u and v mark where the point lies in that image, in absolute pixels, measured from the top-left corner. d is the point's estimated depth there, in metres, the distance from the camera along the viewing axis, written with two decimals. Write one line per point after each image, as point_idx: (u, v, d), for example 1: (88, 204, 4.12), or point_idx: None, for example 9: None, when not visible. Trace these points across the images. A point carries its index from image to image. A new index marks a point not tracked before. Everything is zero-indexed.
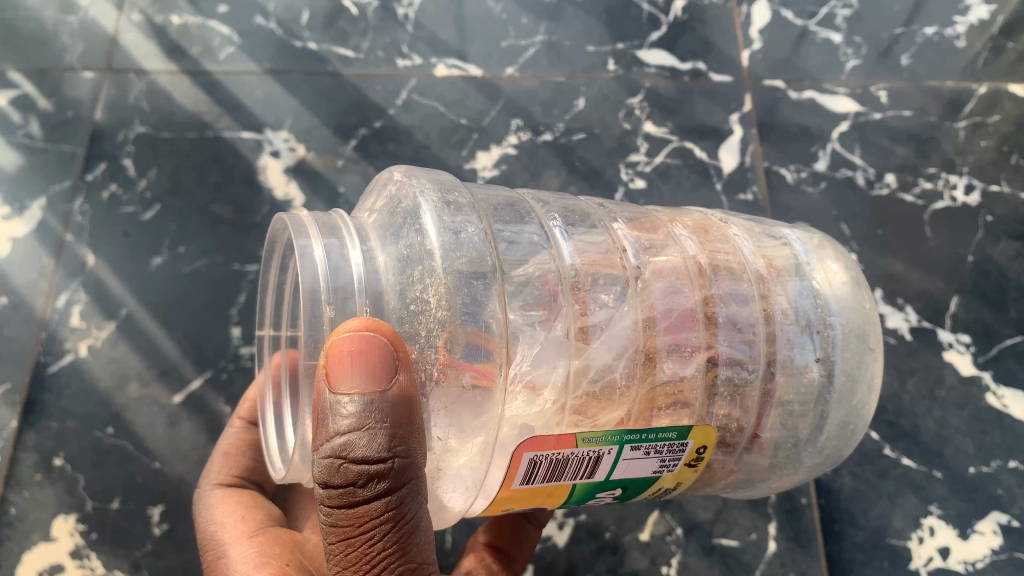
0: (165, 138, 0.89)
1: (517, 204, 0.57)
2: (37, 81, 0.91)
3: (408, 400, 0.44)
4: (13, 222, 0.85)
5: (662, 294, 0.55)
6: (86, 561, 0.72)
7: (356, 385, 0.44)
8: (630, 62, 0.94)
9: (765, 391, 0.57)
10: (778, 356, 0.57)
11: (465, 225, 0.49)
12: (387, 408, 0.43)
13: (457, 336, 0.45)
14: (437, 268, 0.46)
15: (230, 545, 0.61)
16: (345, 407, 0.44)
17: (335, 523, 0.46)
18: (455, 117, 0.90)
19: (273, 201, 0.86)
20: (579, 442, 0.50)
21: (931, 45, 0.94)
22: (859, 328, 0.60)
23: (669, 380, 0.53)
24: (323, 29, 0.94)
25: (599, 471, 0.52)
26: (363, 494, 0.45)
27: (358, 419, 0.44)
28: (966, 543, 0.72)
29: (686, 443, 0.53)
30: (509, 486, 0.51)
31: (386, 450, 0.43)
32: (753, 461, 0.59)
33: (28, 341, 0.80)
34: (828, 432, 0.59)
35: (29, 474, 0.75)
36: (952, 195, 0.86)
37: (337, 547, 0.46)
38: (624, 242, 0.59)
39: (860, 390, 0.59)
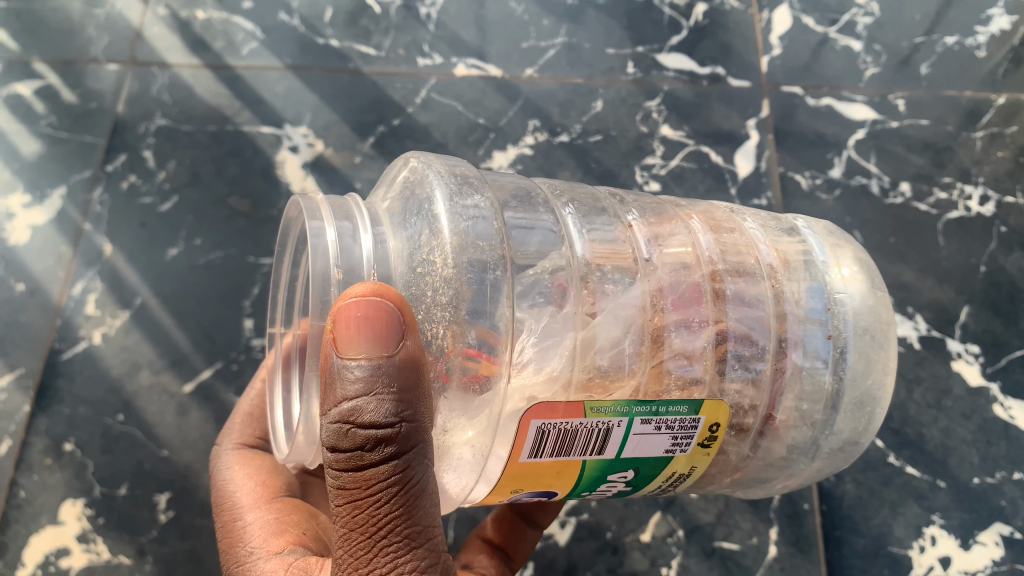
0: (184, 130, 0.90)
1: (528, 194, 0.56)
2: (61, 71, 0.92)
3: (416, 363, 0.42)
4: (32, 210, 0.86)
5: (671, 279, 0.55)
6: (92, 546, 0.73)
7: (363, 346, 0.42)
8: (650, 65, 0.94)
9: (776, 369, 0.55)
10: (788, 334, 0.56)
11: (474, 200, 0.49)
12: (394, 372, 0.42)
13: (456, 305, 0.45)
14: (441, 240, 0.47)
15: (246, 509, 0.60)
16: (351, 372, 0.42)
17: (341, 486, 0.44)
18: (472, 116, 0.91)
19: (289, 195, 0.87)
20: (586, 412, 0.48)
21: (950, 55, 0.94)
22: (873, 310, 0.59)
23: (677, 354, 0.52)
24: (346, 27, 0.95)
25: (610, 446, 0.50)
26: (370, 458, 0.43)
27: (364, 384, 0.42)
28: (968, 553, 0.73)
29: (698, 418, 0.51)
30: (516, 459, 0.49)
31: (394, 413, 0.42)
32: (768, 448, 0.56)
33: (42, 327, 0.81)
34: (847, 414, 0.56)
35: (39, 458, 0.76)
36: (967, 205, 0.87)
37: (342, 514, 0.44)
38: (635, 232, 0.58)
39: (877, 373, 0.57)
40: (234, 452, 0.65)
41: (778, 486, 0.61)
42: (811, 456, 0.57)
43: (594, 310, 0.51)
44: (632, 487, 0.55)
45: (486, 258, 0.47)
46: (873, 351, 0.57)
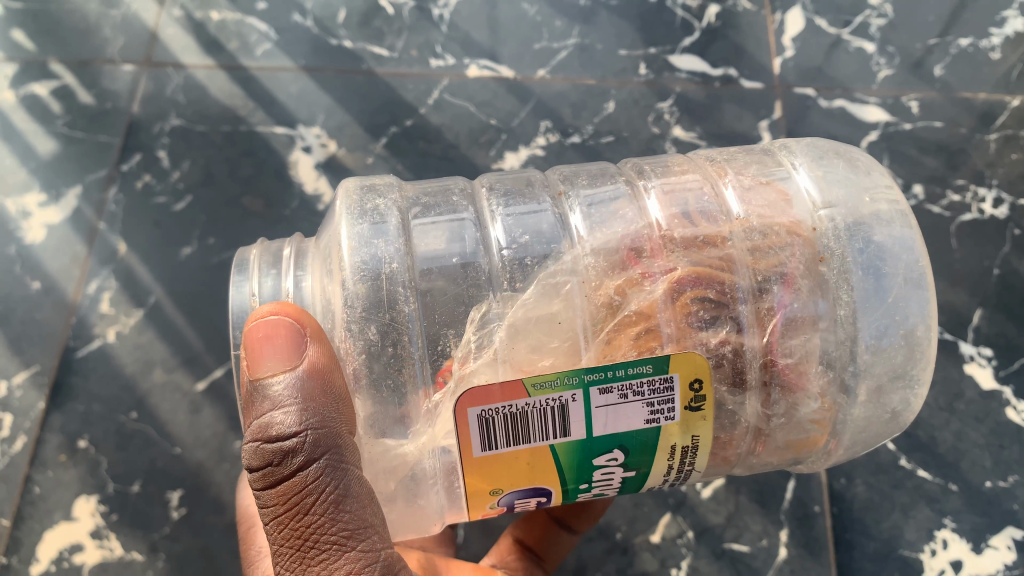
0: (198, 130, 0.90)
1: (452, 197, 0.55)
2: (78, 72, 0.92)
3: (320, 372, 0.46)
4: (48, 209, 0.87)
5: (617, 243, 0.51)
6: (105, 542, 0.74)
7: (269, 365, 0.46)
8: (662, 66, 0.94)
9: (765, 313, 0.49)
10: (767, 270, 0.49)
11: (376, 229, 0.50)
12: (299, 382, 0.45)
13: (355, 302, 0.47)
14: (340, 246, 0.49)
15: (262, 514, 0.62)
16: (260, 392, 0.46)
17: (264, 508, 0.45)
18: (484, 117, 0.91)
19: (302, 195, 0.87)
20: (528, 390, 0.45)
21: (964, 57, 0.94)
22: (862, 214, 0.51)
23: (631, 313, 0.48)
24: (359, 28, 0.95)
25: (575, 425, 0.46)
26: (284, 471, 0.44)
27: (273, 400, 0.45)
28: (979, 557, 0.73)
29: (669, 377, 0.45)
30: (470, 453, 0.46)
31: (298, 420, 0.44)
32: (787, 399, 0.49)
33: (57, 325, 0.81)
34: (872, 335, 0.48)
35: (54, 455, 0.77)
36: (980, 208, 0.86)
37: (272, 533, 0.45)
38: (576, 202, 0.54)
39: (893, 283, 0.49)
40: (249, 473, 0.66)
41: (834, 446, 0.52)
42: (846, 398, 0.50)
43: (524, 289, 0.49)
44: (636, 485, 0.50)
45: (382, 254, 0.49)
46: (873, 259, 0.49)
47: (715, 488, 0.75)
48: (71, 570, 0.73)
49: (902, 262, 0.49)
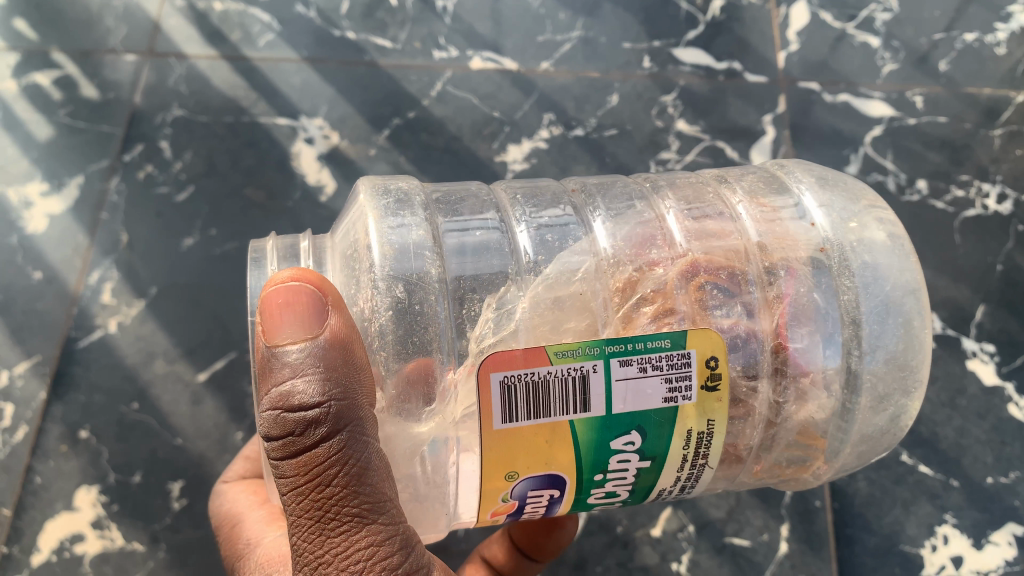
0: (201, 121, 0.90)
1: (471, 197, 0.55)
2: (80, 62, 0.92)
3: (343, 343, 0.43)
4: (50, 199, 0.87)
5: (628, 240, 0.52)
6: (107, 532, 0.74)
7: (286, 334, 0.43)
8: (666, 60, 0.94)
9: (774, 300, 0.49)
10: (775, 263, 0.50)
11: (403, 211, 0.50)
12: (320, 352, 0.43)
13: (381, 266, 0.46)
14: (366, 225, 0.49)
15: (246, 511, 0.63)
16: (278, 359, 0.43)
17: (283, 477, 0.44)
18: (487, 110, 0.91)
19: (305, 187, 0.87)
20: (551, 357, 0.43)
21: (969, 52, 0.93)
22: (863, 219, 0.52)
23: (646, 294, 0.48)
24: (362, 19, 0.95)
25: (595, 399, 0.43)
26: (305, 442, 0.43)
27: (292, 369, 0.43)
28: (980, 553, 0.73)
29: (688, 352, 0.44)
30: (489, 428, 0.43)
31: (322, 392, 0.42)
32: (797, 389, 0.48)
33: (58, 315, 0.81)
34: (876, 329, 0.48)
35: (55, 445, 0.77)
36: (984, 204, 0.86)
37: (291, 502, 0.44)
38: (589, 205, 0.55)
39: (895, 282, 0.50)
40: (224, 485, 0.67)
41: (837, 453, 0.51)
42: (852, 392, 0.49)
43: (542, 272, 0.49)
44: (648, 485, 0.48)
45: (409, 231, 0.49)
46: (876, 257, 0.50)
47: None
48: (72, 560, 0.73)
49: (902, 267, 0.51)
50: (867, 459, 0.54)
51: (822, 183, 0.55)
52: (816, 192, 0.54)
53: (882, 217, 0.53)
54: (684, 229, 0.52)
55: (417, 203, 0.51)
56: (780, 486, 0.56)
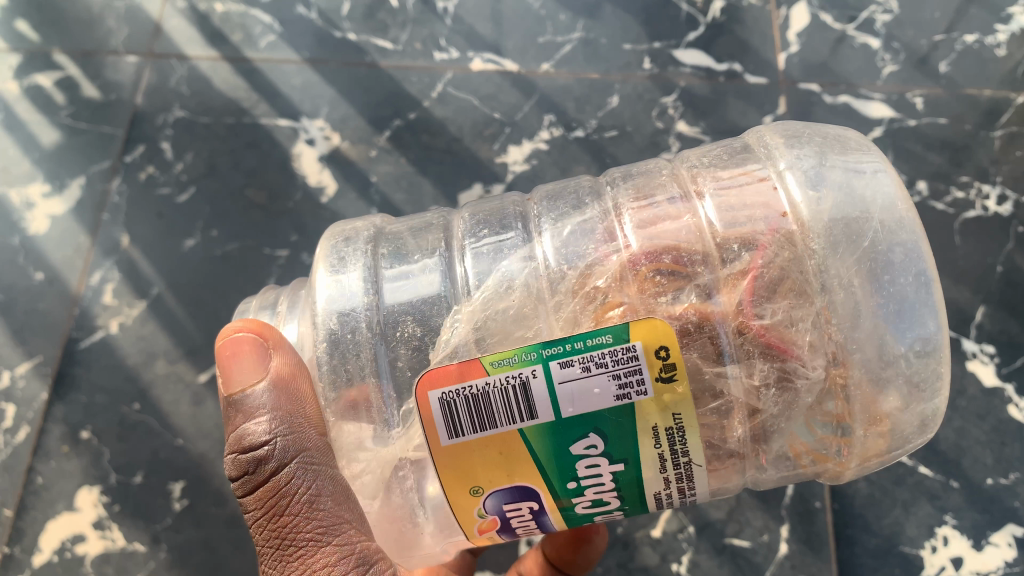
0: (202, 122, 0.90)
1: (429, 223, 0.55)
2: (81, 63, 0.92)
3: (286, 381, 0.48)
4: (52, 200, 0.87)
5: (574, 241, 0.49)
6: (108, 532, 0.74)
7: (241, 383, 0.48)
8: (666, 61, 0.94)
9: (735, 277, 0.44)
10: (726, 238, 0.45)
11: (349, 250, 0.52)
12: (265, 393, 0.47)
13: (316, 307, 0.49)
14: (313, 268, 0.51)
15: None
16: (235, 405, 0.48)
17: (249, 513, 0.48)
18: (488, 111, 0.91)
19: (306, 187, 0.87)
20: (486, 367, 0.42)
21: (970, 53, 0.93)
22: (830, 172, 0.46)
23: (592, 292, 0.45)
24: (363, 20, 0.95)
25: (539, 406, 0.41)
26: (260, 477, 0.47)
27: (246, 412, 0.48)
28: (980, 554, 0.73)
29: (633, 345, 0.40)
30: (438, 443, 0.43)
31: (267, 431, 0.47)
32: (773, 371, 0.43)
33: (60, 316, 0.82)
34: (857, 292, 0.42)
35: (56, 445, 0.77)
36: (984, 205, 0.86)
37: (256, 535, 0.48)
38: (539, 212, 0.53)
39: (871, 232, 0.43)
40: None
41: (851, 433, 0.44)
42: (842, 366, 0.43)
43: (481, 288, 0.48)
44: (637, 489, 0.44)
45: (348, 270, 0.50)
46: (844, 211, 0.44)
47: None
48: (73, 560, 0.73)
49: (879, 211, 0.44)
50: (908, 438, 0.46)
51: (791, 141, 0.49)
52: (783, 149, 0.48)
53: (868, 167, 0.47)
54: (633, 220, 0.48)
55: (364, 240, 0.53)
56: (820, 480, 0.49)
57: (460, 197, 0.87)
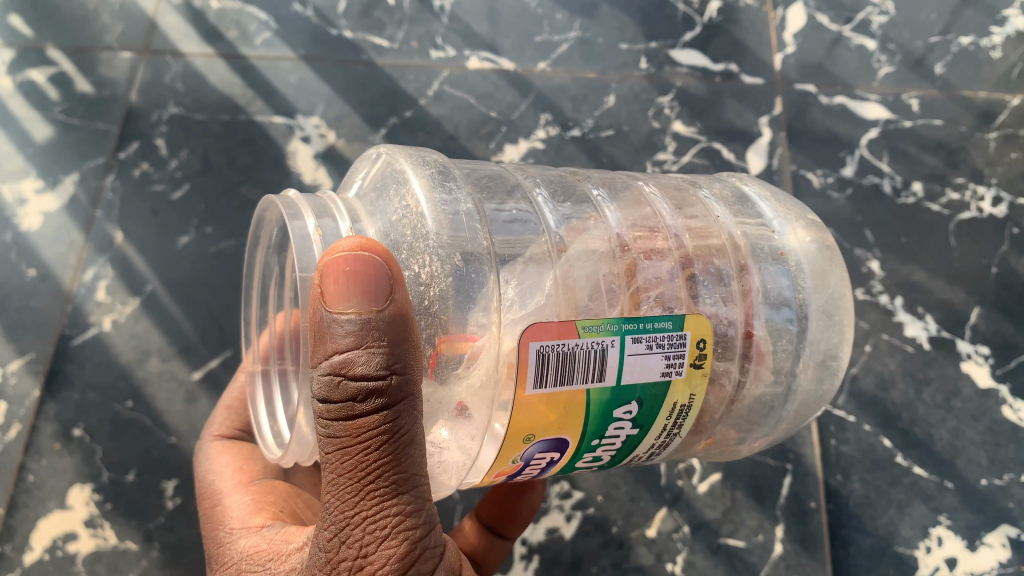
0: (197, 119, 0.90)
1: (499, 179, 0.56)
2: (75, 58, 0.92)
3: (405, 317, 0.41)
4: (45, 197, 0.86)
5: (631, 229, 0.54)
6: (100, 531, 0.74)
7: (352, 305, 0.40)
8: (662, 61, 0.94)
9: (743, 291, 0.53)
10: (744, 259, 0.55)
11: (454, 189, 0.49)
12: (383, 326, 0.40)
13: (439, 238, 0.45)
14: (416, 194, 0.48)
15: (225, 494, 0.60)
16: (341, 325, 0.41)
17: (333, 435, 0.42)
18: (485, 110, 0.91)
19: (301, 185, 0.87)
20: (579, 330, 0.44)
21: (965, 55, 0.94)
22: (812, 234, 0.59)
23: (650, 279, 0.51)
24: (359, 18, 0.95)
25: (609, 371, 0.45)
26: (362, 409, 0.41)
27: (355, 338, 0.40)
28: (974, 554, 0.73)
29: (684, 334, 0.47)
30: (521, 392, 0.44)
31: (385, 364, 0.40)
32: (753, 371, 0.53)
33: (52, 313, 0.81)
34: (818, 324, 0.55)
35: (48, 443, 0.76)
36: (979, 206, 0.86)
37: (333, 461, 0.42)
38: (597, 200, 0.57)
39: (832, 282, 0.56)
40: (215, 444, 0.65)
41: (771, 426, 0.57)
42: (792, 375, 0.54)
43: (567, 252, 0.50)
44: (629, 450, 0.50)
45: (461, 207, 0.48)
46: (821, 264, 0.57)
47: (711, 483, 0.75)
48: (65, 559, 0.73)
49: (836, 271, 0.58)
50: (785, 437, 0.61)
51: (777, 203, 0.62)
52: (773, 209, 0.61)
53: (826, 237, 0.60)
54: (678, 224, 0.56)
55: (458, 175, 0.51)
56: (714, 457, 0.61)
57: None
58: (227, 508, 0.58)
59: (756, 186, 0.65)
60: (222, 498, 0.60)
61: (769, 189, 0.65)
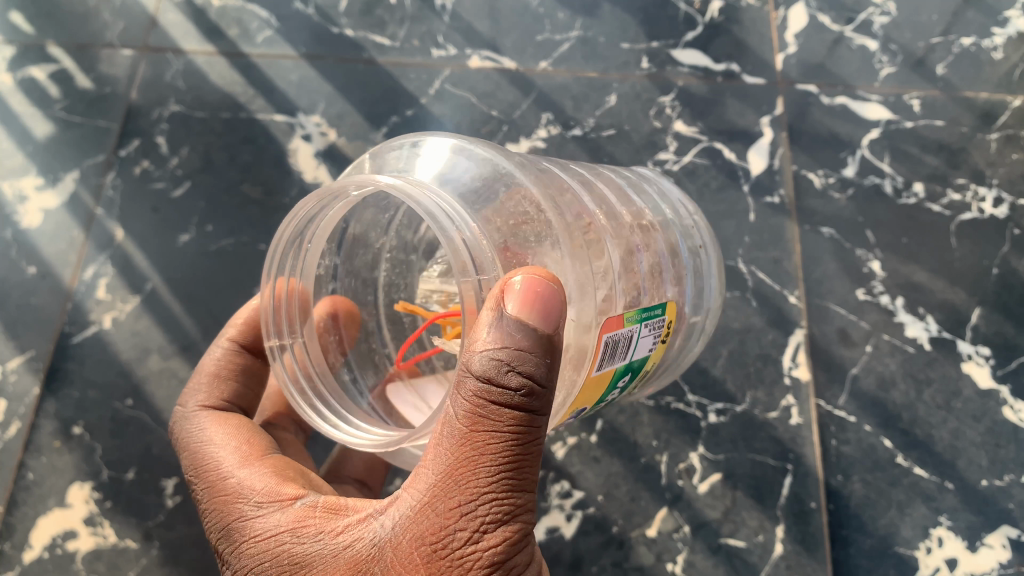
0: (198, 117, 0.90)
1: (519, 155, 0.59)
2: (76, 56, 0.92)
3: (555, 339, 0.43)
4: (46, 194, 0.86)
5: (628, 219, 0.61)
6: (99, 529, 0.74)
7: (534, 321, 0.41)
8: (664, 60, 0.94)
9: (676, 265, 0.65)
10: (673, 242, 0.67)
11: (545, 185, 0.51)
12: (538, 341, 0.42)
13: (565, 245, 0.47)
14: (533, 195, 0.49)
15: (237, 468, 0.54)
16: (509, 326, 0.42)
17: (476, 419, 0.43)
18: (486, 109, 0.91)
19: (302, 183, 0.87)
20: (625, 320, 0.49)
21: (967, 56, 0.93)
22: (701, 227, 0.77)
23: (652, 266, 0.59)
24: (361, 16, 0.95)
25: (629, 350, 0.51)
26: (512, 407, 0.42)
27: (518, 343, 0.42)
28: (974, 555, 0.73)
29: (664, 315, 0.54)
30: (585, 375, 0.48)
31: (547, 376, 0.42)
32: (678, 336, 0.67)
33: (52, 310, 0.81)
34: (711, 291, 0.73)
35: (48, 441, 0.76)
36: (980, 207, 0.86)
37: (472, 442, 0.43)
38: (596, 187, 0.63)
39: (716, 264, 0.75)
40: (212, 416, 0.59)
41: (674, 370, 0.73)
42: (696, 333, 0.71)
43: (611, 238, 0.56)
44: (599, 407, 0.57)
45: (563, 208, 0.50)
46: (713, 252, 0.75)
47: (712, 483, 0.75)
48: (65, 557, 0.73)
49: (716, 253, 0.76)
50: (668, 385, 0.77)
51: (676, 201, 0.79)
52: (671, 203, 0.77)
53: (708, 229, 0.79)
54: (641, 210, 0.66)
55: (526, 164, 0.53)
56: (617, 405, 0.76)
57: None
58: (238, 481, 0.53)
59: (657, 184, 0.81)
60: (222, 464, 0.55)
61: (665, 187, 0.82)
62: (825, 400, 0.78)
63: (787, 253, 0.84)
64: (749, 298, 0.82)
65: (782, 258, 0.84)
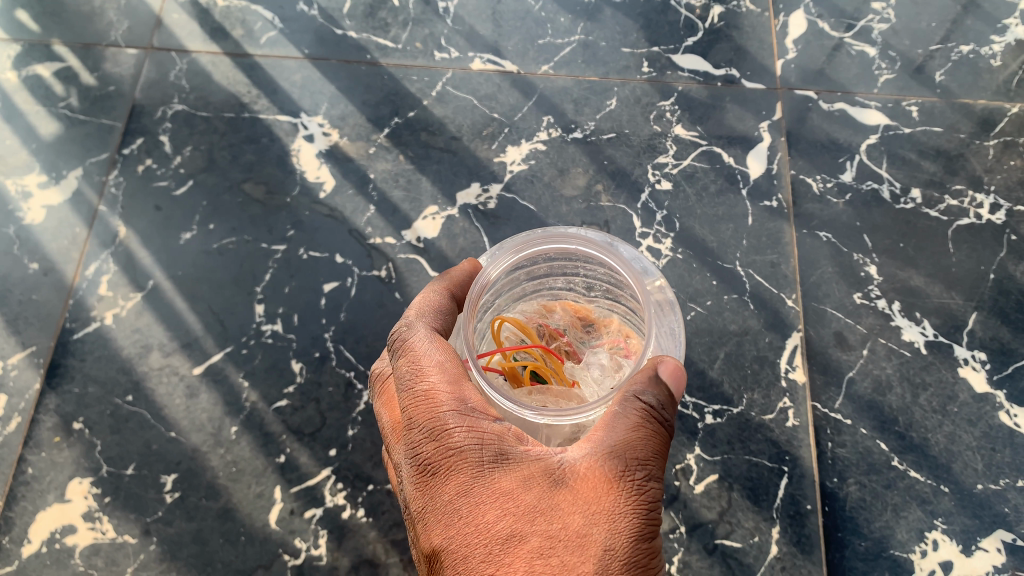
0: (201, 116, 0.91)
1: None
2: (81, 55, 0.93)
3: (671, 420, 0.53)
4: (49, 191, 0.87)
5: None
6: (97, 524, 0.73)
7: (676, 389, 0.51)
8: (664, 65, 0.95)
9: None
10: None
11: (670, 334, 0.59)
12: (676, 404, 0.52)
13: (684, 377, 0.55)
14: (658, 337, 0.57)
15: (456, 394, 0.49)
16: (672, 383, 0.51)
17: (645, 417, 0.49)
18: (487, 111, 0.92)
19: (304, 183, 0.87)
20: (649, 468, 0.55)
21: (966, 63, 0.94)
22: None
23: None
24: (364, 19, 0.96)
25: None
26: (663, 418, 0.50)
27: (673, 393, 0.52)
28: (969, 558, 0.73)
29: None
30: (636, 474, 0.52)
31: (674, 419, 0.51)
32: None
33: (55, 306, 0.81)
34: None
35: (48, 435, 0.76)
36: (977, 213, 0.87)
37: (643, 431, 0.48)
38: None
39: None
40: (433, 337, 0.52)
41: None
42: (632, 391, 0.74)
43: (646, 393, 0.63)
44: None
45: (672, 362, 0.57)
46: None
47: (708, 484, 0.75)
48: (62, 552, 0.72)
49: None
50: None
51: None
52: None
53: None
54: None
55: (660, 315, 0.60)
56: None
57: (458, 196, 0.87)
58: (455, 389, 0.49)
59: None
60: (440, 376, 0.50)
61: None
62: (821, 403, 0.78)
63: (785, 256, 0.85)
64: (747, 300, 0.82)
65: (779, 261, 0.84)
